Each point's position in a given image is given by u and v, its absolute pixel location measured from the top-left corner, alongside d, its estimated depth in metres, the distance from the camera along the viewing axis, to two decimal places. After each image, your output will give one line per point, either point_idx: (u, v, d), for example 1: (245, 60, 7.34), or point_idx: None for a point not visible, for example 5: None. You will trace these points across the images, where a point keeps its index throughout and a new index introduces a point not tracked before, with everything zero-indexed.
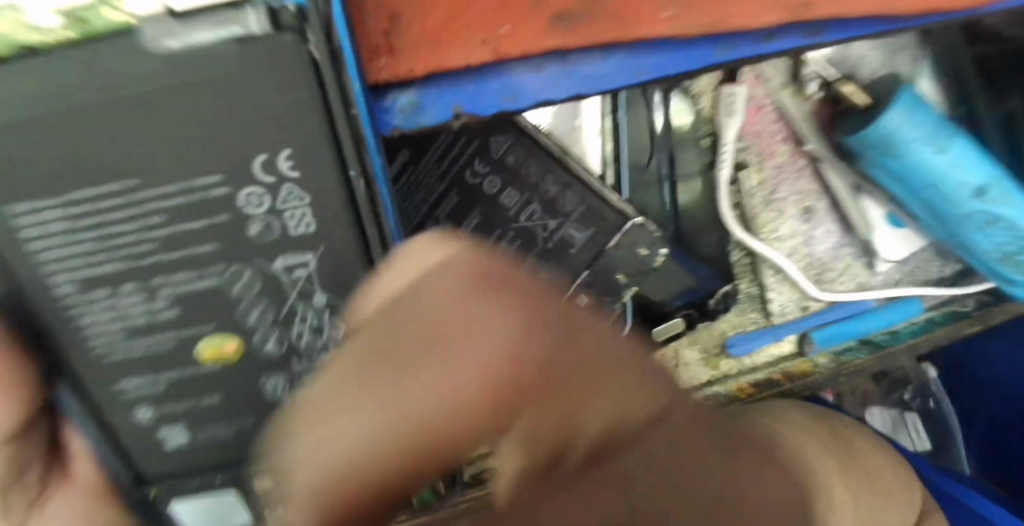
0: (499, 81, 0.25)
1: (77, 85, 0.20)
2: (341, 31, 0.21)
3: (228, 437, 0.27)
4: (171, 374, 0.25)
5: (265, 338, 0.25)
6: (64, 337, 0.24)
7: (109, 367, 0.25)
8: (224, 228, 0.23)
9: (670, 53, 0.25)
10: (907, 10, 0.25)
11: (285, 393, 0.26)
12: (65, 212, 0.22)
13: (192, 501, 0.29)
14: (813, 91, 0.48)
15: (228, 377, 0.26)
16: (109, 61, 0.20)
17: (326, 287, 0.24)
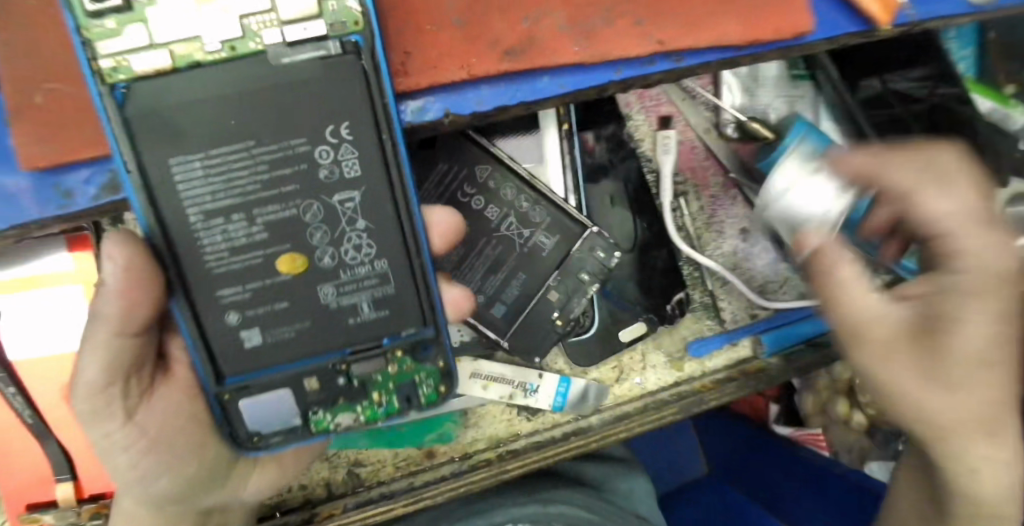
0: (473, 92, 0.38)
1: (226, 84, 0.35)
2: (379, 54, 0.35)
3: (289, 337, 0.38)
4: (256, 283, 0.37)
5: (323, 253, 0.37)
6: (189, 256, 0.36)
7: (216, 279, 0.37)
8: (303, 173, 0.36)
9: (581, 72, 0.38)
10: (731, 43, 0.39)
11: (334, 297, 0.38)
12: (206, 165, 0.35)
13: (256, 400, 0.38)
14: (730, 132, 0.60)
15: (295, 285, 0.37)
16: (245, 69, 0.35)
17: (364, 215, 0.37)
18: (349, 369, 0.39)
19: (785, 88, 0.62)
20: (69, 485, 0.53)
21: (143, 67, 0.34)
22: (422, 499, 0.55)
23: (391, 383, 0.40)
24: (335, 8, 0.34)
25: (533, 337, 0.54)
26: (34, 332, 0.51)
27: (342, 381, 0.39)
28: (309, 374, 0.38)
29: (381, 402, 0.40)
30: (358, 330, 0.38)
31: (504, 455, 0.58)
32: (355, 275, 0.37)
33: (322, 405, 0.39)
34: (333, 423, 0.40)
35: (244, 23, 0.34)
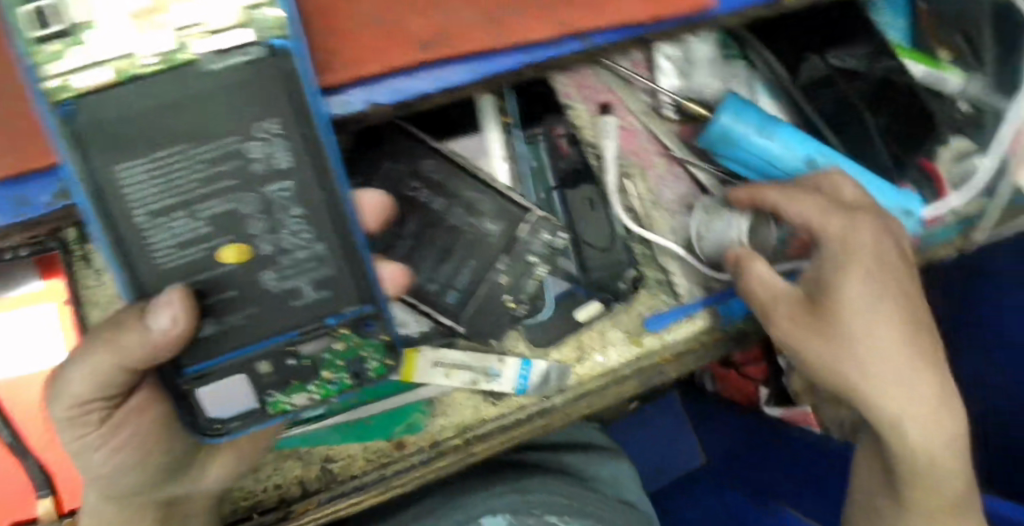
0: (394, 83, 0.40)
1: (161, 91, 0.36)
2: (298, 53, 0.36)
3: (241, 318, 0.41)
4: (202, 275, 0.40)
5: (264, 242, 0.40)
6: (137, 253, 0.39)
7: (167, 273, 0.40)
8: (237, 169, 0.38)
9: (495, 58, 0.40)
10: (634, 22, 0.42)
11: (276, 281, 0.41)
12: (145, 169, 0.37)
13: (212, 387, 0.42)
14: (670, 113, 0.63)
15: (241, 272, 0.41)
16: (178, 77, 0.36)
17: (297, 204, 0.40)
18: (299, 351, 0.43)
19: (719, 67, 0.63)
20: (49, 500, 0.55)
21: (86, 83, 0.35)
22: (393, 488, 0.58)
23: (337, 360, 0.44)
24: (260, 16, 0.35)
25: (489, 321, 0.56)
26: (10, 354, 0.53)
27: (292, 363, 0.43)
28: (259, 359, 0.42)
29: (331, 379, 0.45)
30: (303, 311, 0.42)
31: (472, 440, 0.60)
32: (295, 260, 0.41)
33: (276, 389, 0.44)
34: (289, 403, 0.45)
35: (177, 33, 0.35)
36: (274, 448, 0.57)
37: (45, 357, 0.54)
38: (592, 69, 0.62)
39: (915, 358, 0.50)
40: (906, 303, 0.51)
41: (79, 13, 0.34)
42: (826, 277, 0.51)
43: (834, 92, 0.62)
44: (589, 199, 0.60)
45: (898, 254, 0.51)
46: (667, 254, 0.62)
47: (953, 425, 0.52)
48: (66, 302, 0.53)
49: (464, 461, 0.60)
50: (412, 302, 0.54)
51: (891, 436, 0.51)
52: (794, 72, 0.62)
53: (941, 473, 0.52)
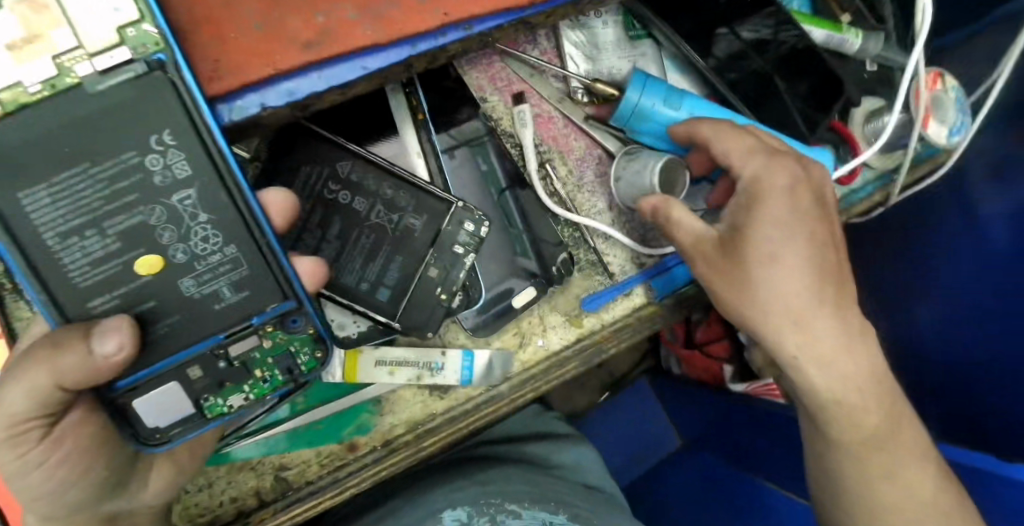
0: (285, 85, 0.41)
1: (49, 115, 0.38)
2: (183, 65, 0.38)
3: (163, 327, 0.42)
4: (121, 290, 0.41)
5: (176, 251, 0.41)
6: (53, 276, 0.39)
7: (85, 293, 0.40)
8: (141, 182, 0.40)
9: (381, 52, 0.42)
10: (511, 6, 0.44)
11: (194, 287, 0.42)
12: (48, 191, 0.38)
13: (147, 398, 0.43)
14: (581, 96, 0.65)
15: (158, 283, 0.41)
16: (64, 99, 0.38)
17: (205, 210, 0.41)
18: (229, 352, 0.44)
19: (626, 49, 0.67)
20: None
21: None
22: (349, 489, 0.58)
23: (267, 358, 0.45)
24: (134, 33, 0.38)
25: (423, 314, 0.56)
26: None
27: (222, 365, 0.44)
28: (190, 364, 0.43)
29: (264, 377, 0.46)
30: (224, 313, 0.43)
31: (423, 435, 0.59)
32: (209, 264, 0.42)
33: (211, 392, 0.45)
34: (226, 405, 0.45)
35: (58, 61, 0.38)
36: (223, 460, 0.57)
37: None
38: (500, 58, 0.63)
39: (828, 303, 0.52)
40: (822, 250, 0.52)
41: None
42: (740, 232, 0.52)
43: (749, 65, 0.63)
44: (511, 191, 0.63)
45: (812, 205, 0.53)
46: (596, 233, 0.64)
47: (879, 366, 0.53)
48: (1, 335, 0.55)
49: (416, 457, 0.59)
50: (344, 302, 0.55)
51: (824, 386, 0.52)
52: (705, 54, 0.64)
53: (870, 414, 0.53)
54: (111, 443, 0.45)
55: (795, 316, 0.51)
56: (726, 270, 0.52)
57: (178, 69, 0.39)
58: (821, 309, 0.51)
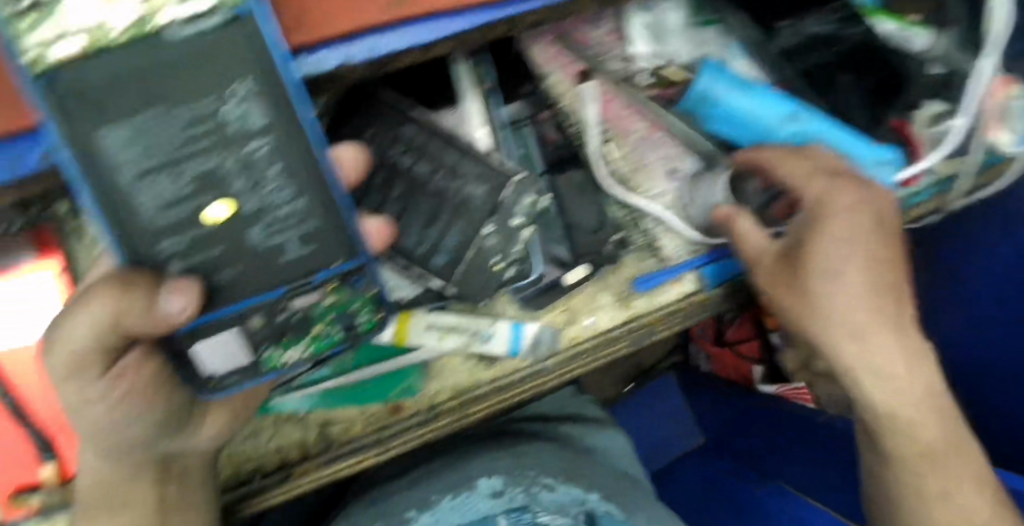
0: (367, 41, 0.40)
1: (133, 60, 0.35)
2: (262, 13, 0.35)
3: (225, 280, 0.41)
4: (193, 234, 0.39)
5: (247, 199, 0.39)
6: (124, 214, 0.38)
7: (156, 234, 0.39)
8: (216, 128, 0.37)
9: (465, 15, 0.41)
10: None
11: (262, 238, 0.40)
12: (124, 131, 0.36)
13: (206, 342, 0.42)
14: (646, 80, 0.62)
15: (229, 232, 0.40)
16: (148, 46, 0.35)
17: (279, 160, 0.39)
18: (290, 306, 0.43)
19: (694, 37, 0.63)
20: (53, 465, 0.56)
21: (64, 54, 0.34)
22: (391, 449, 0.58)
23: (328, 313, 0.44)
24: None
25: (476, 284, 0.56)
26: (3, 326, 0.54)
27: (283, 318, 0.43)
28: (251, 314, 0.42)
29: (325, 333, 0.45)
30: (290, 267, 0.41)
31: (465, 403, 0.60)
32: (277, 217, 0.40)
33: (271, 342, 0.44)
34: (283, 358, 0.45)
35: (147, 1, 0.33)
36: (268, 412, 0.58)
37: (37, 328, 0.55)
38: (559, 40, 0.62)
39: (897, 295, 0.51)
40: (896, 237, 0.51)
41: None
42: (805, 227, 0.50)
43: (816, 59, 0.60)
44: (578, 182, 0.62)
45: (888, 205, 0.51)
46: (651, 217, 0.62)
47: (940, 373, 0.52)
48: (59, 271, 0.55)
49: (458, 424, 0.60)
50: (401, 264, 0.56)
51: (882, 392, 0.51)
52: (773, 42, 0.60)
53: (924, 417, 0.52)
54: (169, 385, 0.46)
55: (860, 321, 0.49)
56: (780, 262, 0.51)
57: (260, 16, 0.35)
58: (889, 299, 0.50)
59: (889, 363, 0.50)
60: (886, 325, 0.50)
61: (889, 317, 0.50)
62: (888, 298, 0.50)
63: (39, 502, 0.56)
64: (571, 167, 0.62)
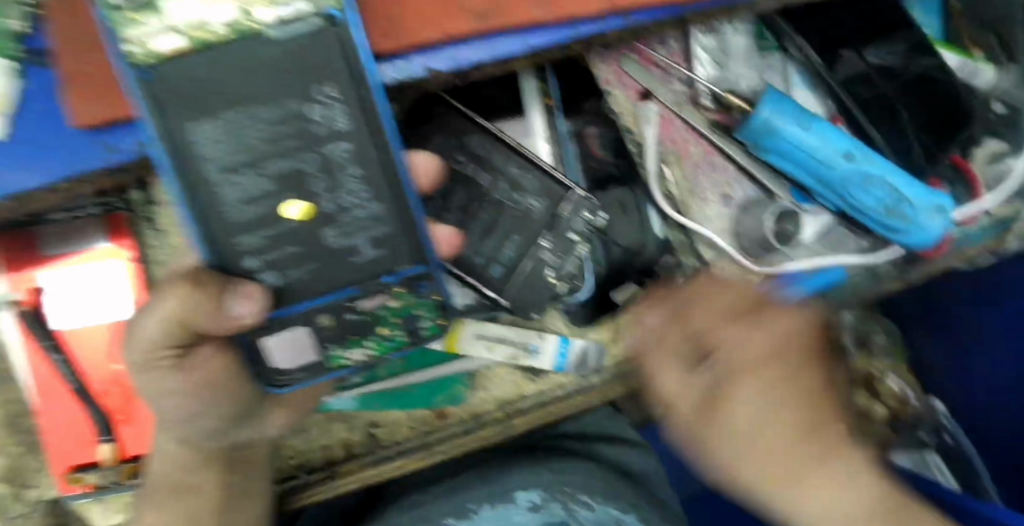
0: (449, 52, 0.42)
1: (231, 58, 0.36)
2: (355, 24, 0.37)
3: (298, 277, 0.41)
4: (273, 230, 0.39)
5: (325, 199, 0.39)
6: (209, 207, 0.39)
7: (233, 228, 0.39)
8: (301, 129, 0.38)
9: (544, 32, 0.43)
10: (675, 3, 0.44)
11: (336, 238, 0.40)
12: (216, 128, 0.37)
13: (278, 336, 0.43)
14: (707, 103, 0.61)
15: (304, 231, 0.40)
16: (244, 44, 0.36)
17: (355, 164, 0.39)
18: (358, 306, 0.42)
19: (754, 59, 0.62)
20: (111, 446, 0.58)
21: (166, 49, 0.36)
22: (436, 455, 0.59)
23: (392, 316, 0.44)
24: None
25: (534, 296, 0.58)
26: (78, 307, 0.57)
27: (352, 317, 0.43)
28: (321, 313, 0.42)
29: (388, 336, 0.45)
30: (364, 267, 0.41)
31: (511, 414, 0.60)
32: (353, 218, 0.40)
33: (337, 343, 0.44)
34: (348, 358, 0.45)
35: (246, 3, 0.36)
36: (321, 410, 0.59)
37: (106, 309, 0.57)
38: (619, 54, 0.60)
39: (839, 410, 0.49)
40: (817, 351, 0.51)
41: None
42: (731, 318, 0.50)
43: (872, 90, 0.60)
44: (621, 203, 0.64)
45: None
46: (704, 242, 0.62)
47: None
48: (133, 260, 0.57)
49: (504, 435, 0.61)
50: (458, 273, 0.56)
51: None
52: (834, 71, 0.60)
53: None
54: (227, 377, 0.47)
55: None
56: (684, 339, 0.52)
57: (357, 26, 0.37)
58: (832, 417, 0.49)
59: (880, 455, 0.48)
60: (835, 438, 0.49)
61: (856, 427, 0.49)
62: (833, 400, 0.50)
63: (93, 482, 0.58)
64: (613, 186, 0.65)
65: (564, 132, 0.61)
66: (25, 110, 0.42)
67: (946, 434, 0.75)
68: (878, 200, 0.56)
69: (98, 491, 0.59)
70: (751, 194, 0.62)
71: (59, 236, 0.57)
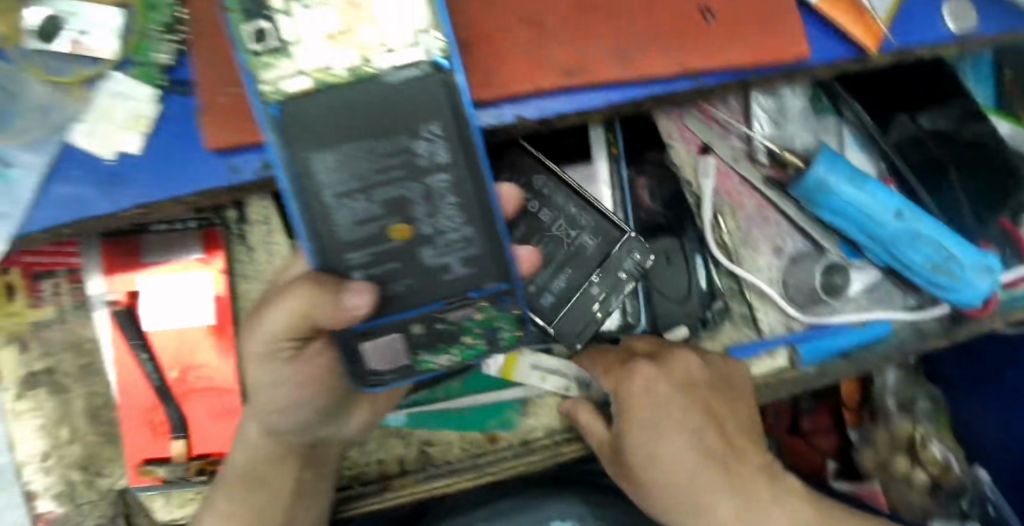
0: (538, 103, 0.47)
1: (351, 96, 0.42)
2: (458, 72, 0.43)
3: (391, 293, 0.44)
4: (377, 249, 0.43)
5: (424, 223, 0.43)
6: (322, 227, 0.43)
7: (344, 245, 0.43)
8: (408, 160, 0.42)
9: (623, 89, 0.48)
10: (745, 67, 0.48)
11: (432, 258, 0.44)
12: (333, 157, 0.42)
13: (373, 342, 0.45)
14: (763, 159, 0.64)
15: (404, 251, 0.43)
16: (363, 85, 0.42)
17: (452, 193, 0.43)
18: (447, 317, 0.45)
19: (811, 121, 0.64)
20: (183, 442, 0.62)
21: (293, 89, 0.42)
22: (484, 475, 0.63)
23: (477, 326, 0.46)
24: (426, 38, 0.42)
25: (576, 325, 0.61)
26: (168, 312, 0.62)
27: (440, 327, 0.45)
28: (415, 322, 0.45)
29: (471, 344, 0.46)
30: (452, 284, 0.44)
31: (561, 442, 0.64)
32: (448, 240, 0.44)
33: (426, 349, 0.46)
34: (434, 363, 0.47)
35: (363, 52, 0.42)
36: (383, 426, 0.63)
37: (189, 315, 0.62)
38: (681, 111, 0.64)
39: (627, 458, 0.53)
40: (660, 411, 0.53)
41: (289, 35, 0.42)
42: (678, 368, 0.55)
43: (923, 152, 0.64)
44: (668, 253, 0.66)
45: None
46: (753, 289, 0.65)
47: None
48: (222, 271, 0.63)
49: (552, 462, 0.64)
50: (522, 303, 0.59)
51: None
52: (887, 135, 0.64)
53: None
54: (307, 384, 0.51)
55: None
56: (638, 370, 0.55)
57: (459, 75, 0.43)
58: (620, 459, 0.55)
59: (708, 509, 0.51)
60: (770, 503, 0.52)
61: (640, 475, 0.53)
62: (725, 466, 0.52)
63: (162, 475, 0.62)
64: (663, 235, 0.66)
65: (625, 177, 0.65)
66: (162, 131, 0.45)
67: (989, 506, 0.75)
68: (925, 258, 0.59)
69: (165, 484, 0.62)
70: (796, 247, 0.65)
71: (162, 247, 0.62)
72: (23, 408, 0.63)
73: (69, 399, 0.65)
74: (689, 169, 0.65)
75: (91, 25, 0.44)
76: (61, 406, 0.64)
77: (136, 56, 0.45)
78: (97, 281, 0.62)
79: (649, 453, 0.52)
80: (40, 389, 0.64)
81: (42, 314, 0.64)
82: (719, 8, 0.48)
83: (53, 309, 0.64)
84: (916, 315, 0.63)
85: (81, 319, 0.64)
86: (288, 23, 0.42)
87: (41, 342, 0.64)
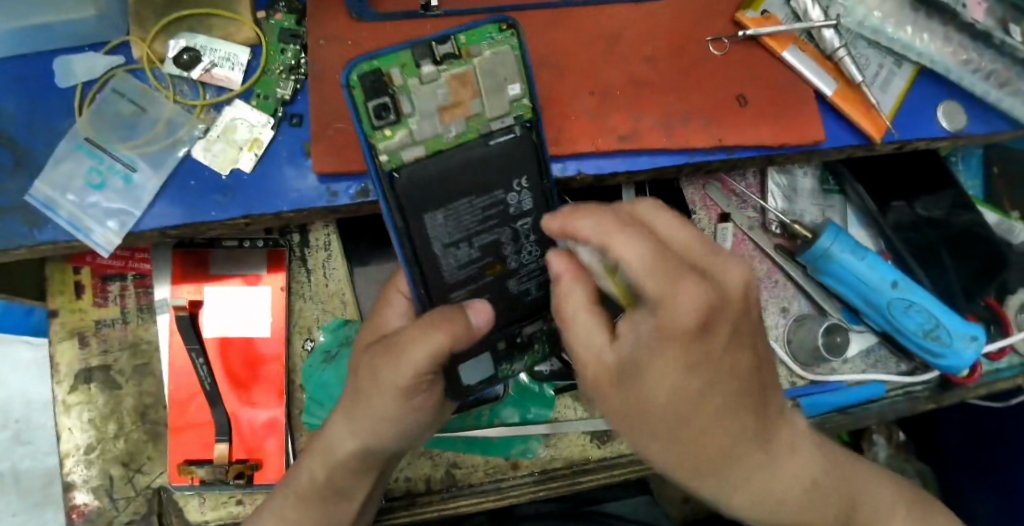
0: (597, 161, 0.55)
1: (457, 155, 0.49)
2: (541, 135, 0.51)
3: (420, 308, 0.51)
4: (475, 287, 0.51)
5: (513, 257, 0.51)
6: (429, 272, 0.50)
7: (449, 286, 0.51)
8: (501, 208, 0.50)
9: (664, 158, 0.56)
10: (772, 146, 0.56)
11: (516, 286, 0.52)
12: (444, 211, 0.49)
13: (471, 362, 0.52)
14: (774, 229, 0.72)
15: (492, 283, 0.51)
16: (468, 149, 0.49)
17: (535, 231, 0.51)
18: (522, 332, 0.53)
19: (818, 198, 0.74)
20: (225, 445, 0.66)
21: (408, 155, 0.49)
22: (507, 498, 0.68)
23: (544, 336, 0.55)
24: (515, 107, 0.50)
25: None
26: (228, 319, 0.67)
27: (518, 340, 0.54)
28: (500, 338, 0.52)
29: (539, 351, 0.55)
30: (530, 305, 0.53)
31: (579, 473, 0.69)
32: (529, 270, 0.52)
33: (506, 360, 0.54)
34: (510, 371, 0.54)
35: (469, 121, 0.50)
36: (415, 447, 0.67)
37: (245, 321, 0.67)
38: (705, 182, 0.72)
39: (651, 414, 0.42)
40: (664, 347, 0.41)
41: (405, 107, 0.48)
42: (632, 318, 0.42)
43: (920, 235, 0.71)
44: None
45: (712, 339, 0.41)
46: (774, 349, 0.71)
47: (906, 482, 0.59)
48: (281, 288, 0.68)
49: (569, 489, 0.69)
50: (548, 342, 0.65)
51: None
52: (887, 216, 0.72)
53: None
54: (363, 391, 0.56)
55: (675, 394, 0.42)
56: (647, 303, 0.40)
57: (541, 138, 0.51)
58: (636, 416, 0.43)
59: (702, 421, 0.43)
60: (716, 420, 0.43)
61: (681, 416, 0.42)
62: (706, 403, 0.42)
63: (201, 476, 0.65)
64: None
65: None
66: (273, 153, 0.53)
67: None
68: (918, 324, 0.67)
69: (201, 485, 0.65)
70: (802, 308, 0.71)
71: (230, 261, 0.68)
72: (73, 402, 0.67)
73: (119, 396, 0.68)
74: (708, 231, 0.71)
75: (222, 58, 0.53)
76: (111, 402, 0.68)
77: (258, 90, 0.54)
78: (164, 288, 0.67)
79: (671, 399, 0.42)
80: (92, 383, 0.68)
81: (106, 313, 0.68)
82: (750, 95, 0.56)
83: (117, 309, 0.69)
84: (914, 378, 0.70)
85: (142, 322, 0.69)
86: (406, 96, 0.48)
87: (100, 339, 0.68)
